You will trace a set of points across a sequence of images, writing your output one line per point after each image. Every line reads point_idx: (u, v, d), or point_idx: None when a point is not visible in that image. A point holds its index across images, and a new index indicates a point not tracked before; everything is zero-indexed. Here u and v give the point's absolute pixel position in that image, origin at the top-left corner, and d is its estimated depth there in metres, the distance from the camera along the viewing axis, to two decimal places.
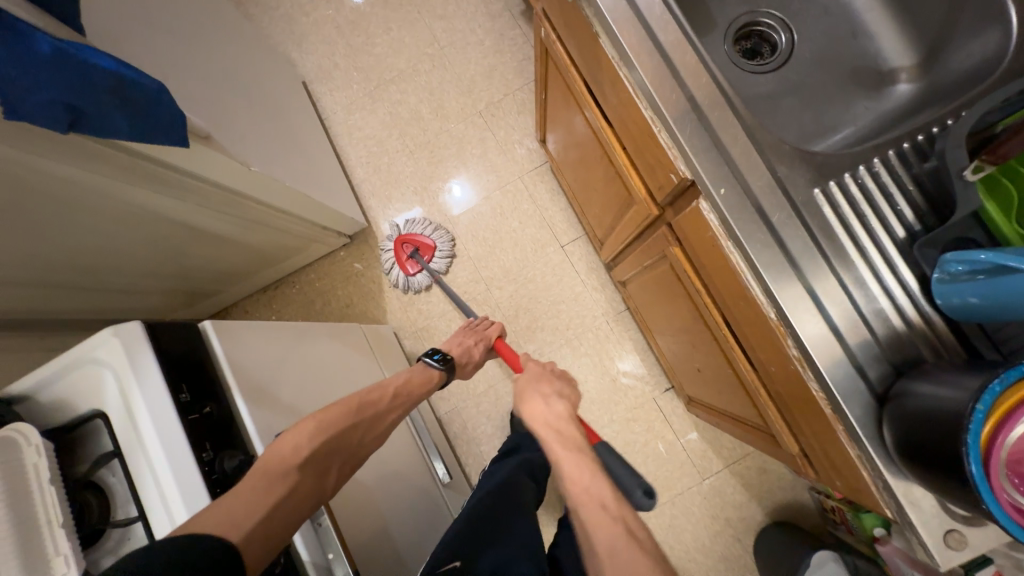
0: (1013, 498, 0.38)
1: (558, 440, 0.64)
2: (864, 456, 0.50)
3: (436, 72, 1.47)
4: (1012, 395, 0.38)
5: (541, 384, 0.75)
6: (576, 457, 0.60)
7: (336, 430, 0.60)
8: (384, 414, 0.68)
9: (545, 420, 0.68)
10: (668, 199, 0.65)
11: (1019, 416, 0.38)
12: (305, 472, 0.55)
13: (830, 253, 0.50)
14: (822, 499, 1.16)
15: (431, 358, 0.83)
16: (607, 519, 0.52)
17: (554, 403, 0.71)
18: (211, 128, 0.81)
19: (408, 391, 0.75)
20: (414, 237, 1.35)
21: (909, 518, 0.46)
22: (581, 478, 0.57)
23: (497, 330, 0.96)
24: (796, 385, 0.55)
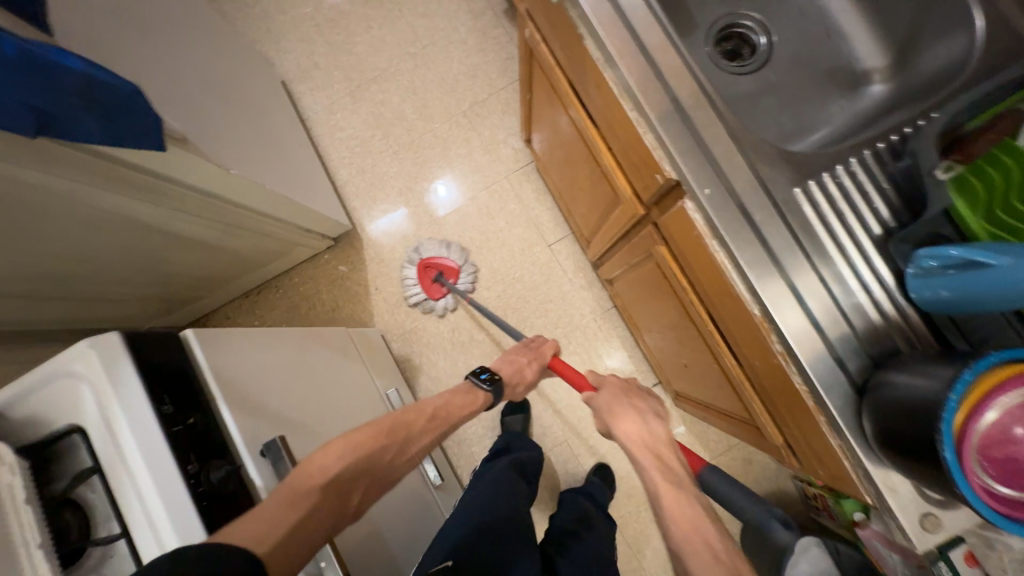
0: (983, 481, 0.40)
1: (659, 468, 0.63)
2: (845, 446, 0.51)
3: (419, 72, 1.46)
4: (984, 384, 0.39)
5: (630, 401, 0.74)
6: (678, 490, 0.60)
7: (365, 451, 0.61)
8: (419, 436, 0.69)
9: (636, 440, 0.67)
10: (653, 198, 0.66)
11: (988, 404, 0.40)
12: (330, 491, 0.55)
13: (810, 250, 0.52)
14: (804, 486, 1.20)
15: (480, 380, 0.82)
16: (712, 560, 0.52)
17: (650, 425, 0.70)
18: (188, 130, 0.79)
19: (448, 412, 0.75)
20: (437, 259, 1.31)
21: (888, 504, 0.48)
22: (688, 515, 0.56)
23: (552, 349, 0.93)
24: (780, 379, 0.57)
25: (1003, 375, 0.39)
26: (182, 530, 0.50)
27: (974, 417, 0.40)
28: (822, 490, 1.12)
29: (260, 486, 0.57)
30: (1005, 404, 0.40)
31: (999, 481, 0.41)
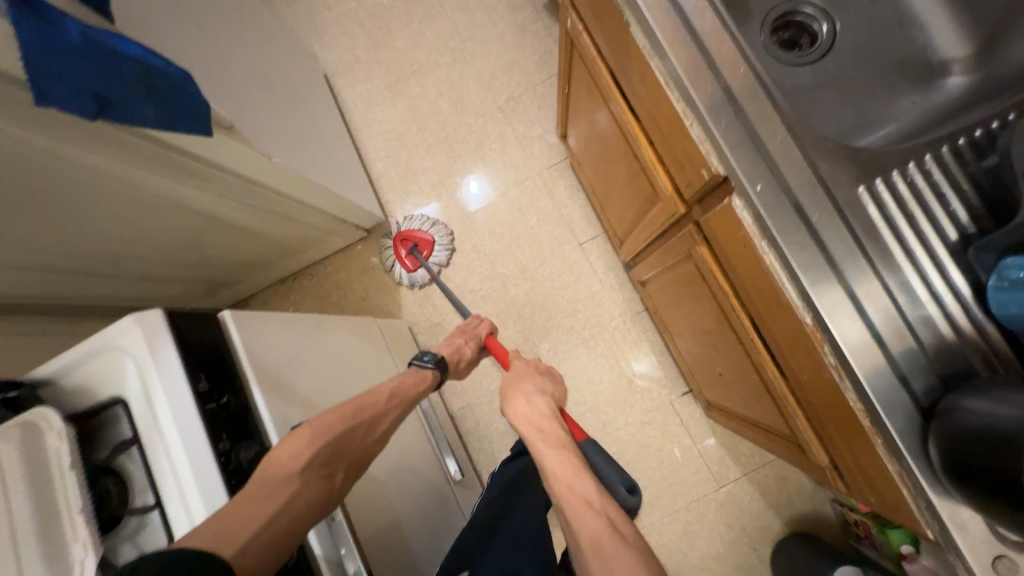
0: None
1: (541, 436, 0.63)
2: (904, 473, 0.47)
3: (457, 66, 1.46)
4: None
5: (520, 382, 0.75)
6: (559, 450, 0.59)
7: (334, 435, 0.57)
8: (384, 414, 0.65)
9: (524, 418, 0.66)
10: (697, 195, 0.62)
11: None
12: (304, 482, 0.53)
13: (874, 255, 0.47)
14: (844, 510, 1.13)
15: (423, 360, 0.78)
16: (590, 513, 0.51)
17: (535, 400, 0.71)
18: (236, 119, 0.81)
19: (404, 390, 0.70)
20: (414, 232, 1.34)
21: (955, 542, 0.43)
22: (563, 471, 0.56)
23: (488, 328, 0.96)
24: (831, 395, 0.52)
25: None
26: (210, 506, 0.51)
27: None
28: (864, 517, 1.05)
29: None
30: None
31: None
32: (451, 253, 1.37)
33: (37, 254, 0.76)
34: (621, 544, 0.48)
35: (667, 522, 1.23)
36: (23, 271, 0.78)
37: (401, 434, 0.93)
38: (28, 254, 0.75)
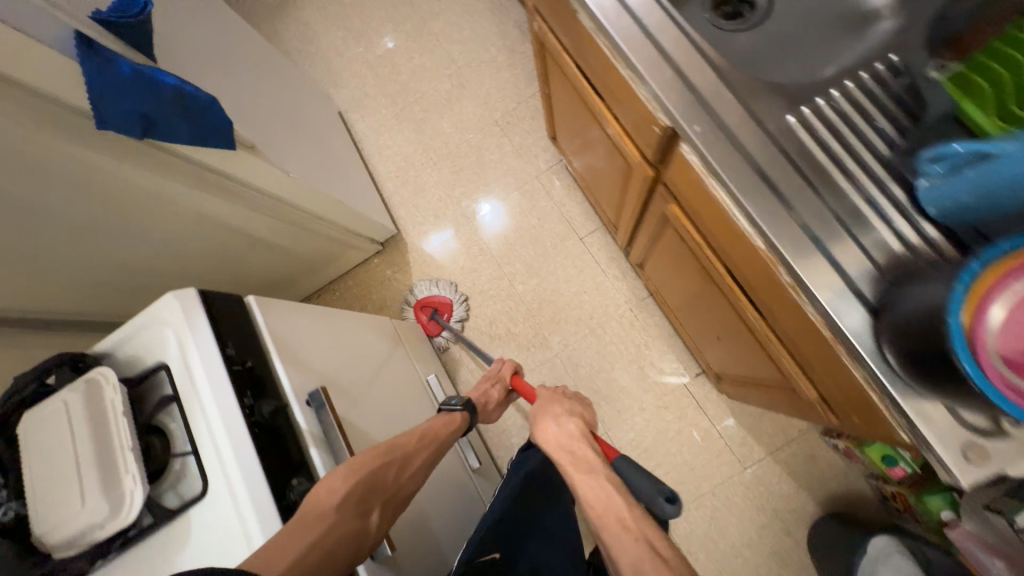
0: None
1: (573, 462, 0.67)
2: (869, 377, 0.48)
3: (455, 90, 1.60)
4: (986, 279, 0.36)
5: (549, 409, 0.78)
6: (593, 479, 0.62)
7: (368, 472, 0.63)
8: (414, 454, 0.72)
9: (554, 444, 0.71)
10: (657, 155, 0.68)
11: (992, 300, 0.36)
12: (342, 514, 0.57)
13: (810, 175, 0.52)
14: (879, 484, 1.07)
15: (451, 404, 0.87)
16: (628, 538, 0.53)
17: (565, 422, 0.74)
18: (256, 140, 0.94)
19: (435, 431, 0.79)
20: (431, 298, 1.42)
21: (923, 436, 0.44)
22: (599, 498, 0.59)
23: (512, 368, 1.01)
24: (795, 315, 0.55)
25: (1003, 268, 0.36)
26: (236, 452, 0.57)
27: (1001, 282, 0.36)
28: (900, 487, 1.00)
29: (304, 430, 0.64)
30: (1011, 299, 0.36)
31: None
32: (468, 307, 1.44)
33: (97, 266, 0.89)
34: (660, 565, 0.50)
35: (694, 509, 1.20)
36: (87, 286, 0.91)
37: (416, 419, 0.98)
38: (89, 266, 0.88)
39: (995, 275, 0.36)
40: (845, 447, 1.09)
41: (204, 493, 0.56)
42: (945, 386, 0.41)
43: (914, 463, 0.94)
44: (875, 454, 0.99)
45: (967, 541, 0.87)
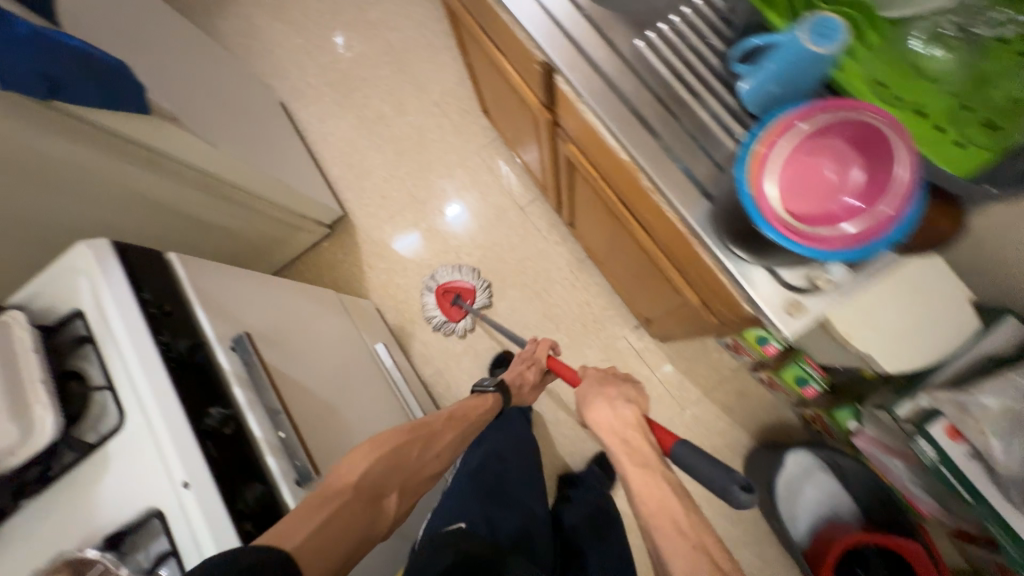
0: (820, 233, 0.42)
1: (627, 452, 0.63)
2: (715, 258, 0.56)
3: (395, 76, 1.64)
4: (750, 163, 0.44)
5: (603, 388, 0.74)
6: (646, 470, 0.60)
7: (389, 451, 0.70)
8: (441, 434, 0.79)
9: (607, 428, 0.67)
10: (547, 96, 0.74)
11: (760, 178, 0.43)
12: (361, 489, 0.64)
13: (659, 90, 0.59)
14: (801, 411, 1.15)
15: (483, 386, 0.95)
16: (684, 543, 0.52)
17: (621, 408, 0.69)
18: (176, 110, 0.96)
19: (464, 412, 0.87)
20: (453, 283, 1.40)
21: (755, 300, 0.52)
22: (654, 492, 0.57)
23: (547, 348, 1.03)
24: (661, 217, 0.62)
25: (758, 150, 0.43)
26: (152, 384, 0.59)
27: (771, 145, 0.43)
28: (817, 408, 1.08)
29: (229, 371, 0.66)
30: (774, 170, 0.43)
31: (832, 226, 0.42)
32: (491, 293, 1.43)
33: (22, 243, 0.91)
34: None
35: None
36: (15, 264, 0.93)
37: (358, 377, 1.01)
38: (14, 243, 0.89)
39: (754, 157, 0.43)
40: (768, 377, 1.17)
41: (122, 424, 0.58)
42: (756, 247, 0.49)
43: (823, 381, 1.03)
44: (790, 378, 1.08)
45: (871, 447, 0.95)
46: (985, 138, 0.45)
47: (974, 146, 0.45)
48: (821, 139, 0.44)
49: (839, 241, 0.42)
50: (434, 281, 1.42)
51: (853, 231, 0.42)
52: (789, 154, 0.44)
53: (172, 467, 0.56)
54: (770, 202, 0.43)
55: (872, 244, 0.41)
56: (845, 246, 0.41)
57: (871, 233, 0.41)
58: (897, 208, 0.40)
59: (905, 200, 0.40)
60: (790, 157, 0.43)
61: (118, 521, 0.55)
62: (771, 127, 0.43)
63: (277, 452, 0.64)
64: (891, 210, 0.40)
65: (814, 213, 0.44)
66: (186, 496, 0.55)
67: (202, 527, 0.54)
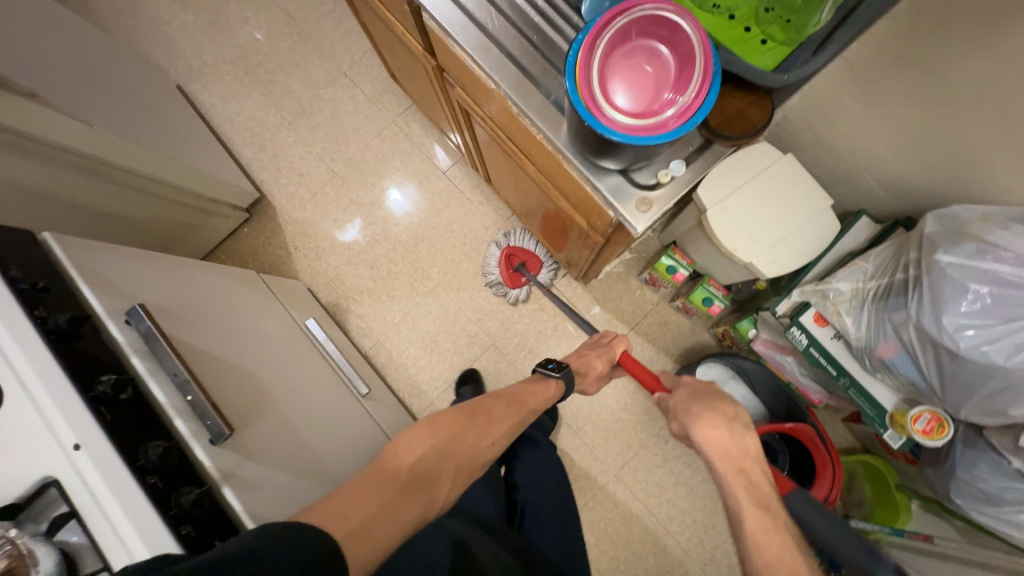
0: (648, 123, 0.47)
1: (745, 487, 0.59)
2: (578, 171, 0.60)
3: (298, 47, 1.58)
4: (575, 76, 0.47)
5: (717, 407, 0.69)
6: (767, 516, 0.55)
7: (447, 436, 0.69)
8: (499, 422, 0.76)
9: (719, 449, 0.63)
10: (424, 39, 0.75)
11: (588, 89, 0.47)
12: (416, 473, 0.63)
13: (515, 18, 0.61)
14: (715, 330, 1.27)
15: (549, 369, 0.89)
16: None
17: (742, 436, 0.64)
18: (40, 89, 0.89)
19: (521, 396, 0.83)
20: (522, 249, 1.35)
21: (611, 202, 0.57)
22: (774, 544, 0.53)
23: (622, 346, 1.01)
24: (536, 143, 0.66)
25: (577, 64, 0.47)
26: (31, 357, 0.57)
27: (589, 52, 0.46)
28: (726, 324, 1.19)
29: (123, 343, 0.64)
30: (597, 79, 0.47)
31: (657, 115, 0.48)
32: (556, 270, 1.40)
33: None
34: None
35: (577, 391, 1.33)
36: None
37: (283, 348, 1.01)
38: None
39: (576, 70, 0.47)
40: (683, 304, 1.27)
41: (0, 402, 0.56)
42: (600, 150, 0.53)
43: (725, 298, 1.15)
44: (698, 301, 1.18)
45: (768, 348, 1.07)
46: (780, 33, 0.51)
47: (770, 41, 0.51)
48: (629, 42, 0.49)
49: (664, 126, 0.47)
50: (505, 241, 1.37)
51: (672, 113, 0.47)
52: (605, 58, 0.48)
53: (61, 433, 0.55)
54: (602, 107, 0.47)
55: (690, 120, 0.46)
56: (671, 129, 0.46)
57: (686, 113, 0.46)
58: (702, 85, 0.45)
59: (703, 78, 0.45)
60: (608, 65, 0.48)
61: (9, 495, 0.54)
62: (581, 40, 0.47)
63: (186, 412, 0.64)
64: (697, 89, 0.45)
65: (639, 108, 0.49)
66: (79, 457, 0.55)
67: (103, 486, 0.54)
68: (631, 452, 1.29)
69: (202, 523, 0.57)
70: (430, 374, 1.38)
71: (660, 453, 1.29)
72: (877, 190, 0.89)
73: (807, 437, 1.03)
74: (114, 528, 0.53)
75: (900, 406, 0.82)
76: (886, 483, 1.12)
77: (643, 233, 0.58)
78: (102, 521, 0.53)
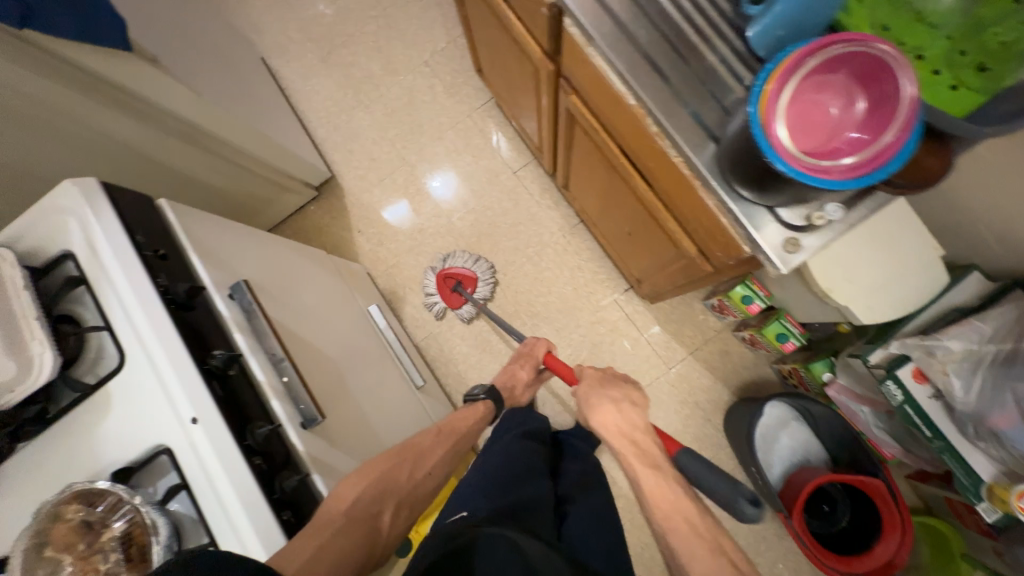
0: (823, 165, 0.45)
1: (636, 454, 0.66)
2: (717, 200, 0.57)
3: (383, 32, 1.58)
4: (759, 107, 0.45)
5: (607, 391, 0.77)
6: (658, 473, 0.63)
7: (380, 475, 0.66)
8: (431, 449, 0.76)
9: (615, 429, 0.71)
10: (553, 43, 0.73)
11: (773, 118, 0.45)
12: (353, 516, 0.60)
13: (668, 32, 0.59)
14: (780, 367, 1.23)
15: (474, 394, 0.92)
16: (700, 545, 0.54)
17: (628, 412, 0.73)
18: (161, 56, 0.92)
19: (454, 425, 0.83)
20: (457, 270, 1.37)
21: (754, 237, 0.54)
22: (666, 497, 0.60)
23: (543, 348, 1.06)
24: (664, 163, 0.63)
25: (765, 92, 0.45)
26: (155, 326, 0.58)
27: (780, 83, 0.44)
28: (795, 363, 1.15)
29: (227, 317, 0.64)
30: (784, 112, 0.45)
31: (833, 159, 0.45)
32: (493, 287, 1.40)
33: (18, 201, 0.87)
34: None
35: None
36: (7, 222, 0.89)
37: (354, 334, 1.01)
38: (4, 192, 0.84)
39: (762, 101, 0.45)
40: (750, 336, 1.23)
41: (121, 366, 0.57)
42: (758, 186, 0.51)
43: (802, 336, 1.10)
44: (772, 335, 1.13)
45: (842, 395, 1.01)
46: (973, 79, 0.47)
47: (962, 86, 0.47)
48: (823, 75, 0.46)
49: (829, 172, 0.44)
50: (441, 264, 1.38)
51: (852, 162, 0.44)
52: (802, 81, 0.46)
53: (179, 406, 0.56)
54: (782, 139, 0.45)
55: (872, 172, 0.44)
56: (839, 179, 0.44)
57: (869, 162, 0.44)
58: (898, 136, 0.42)
59: (899, 137, 0.42)
60: (794, 98, 0.45)
61: (124, 457, 0.55)
62: (774, 71, 0.45)
63: (280, 396, 0.64)
64: (893, 138, 0.42)
65: (811, 146, 0.47)
66: (195, 432, 0.55)
67: (215, 462, 0.55)
68: None
69: (297, 511, 0.58)
70: (479, 372, 1.38)
71: None
72: (992, 245, 0.84)
73: (876, 491, 0.98)
74: (223, 504, 0.54)
75: (998, 478, 0.77)
76: (950, 550, 1.04)
77: (782, 274, 0.55)
78: (212, 498, 0.54)
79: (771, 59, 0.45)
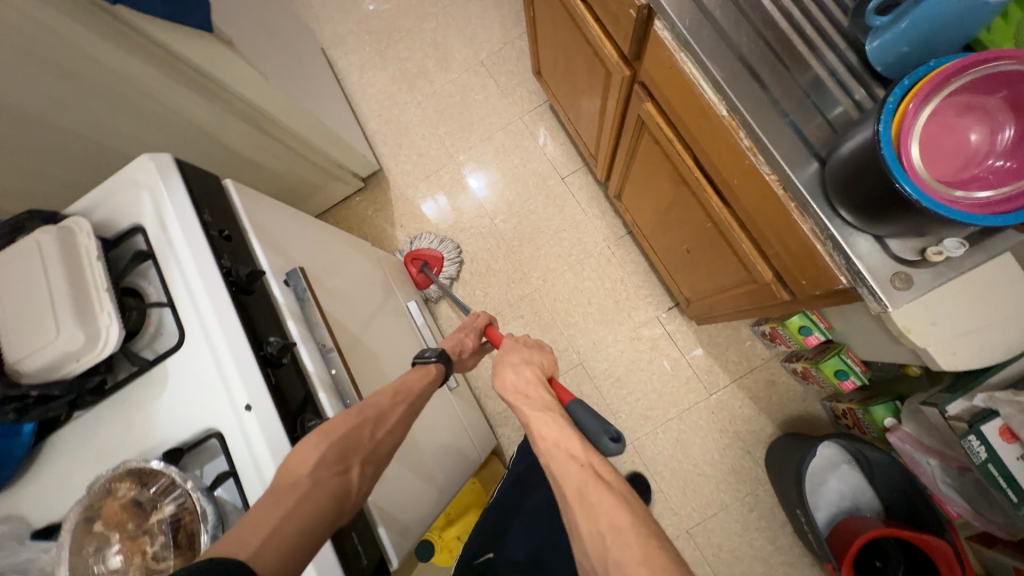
0: (956, 195, 0.40)
1: (531, 404, 0.55)
2: (814, 224, 0.53)
3: (442, 29, 1.58)
4: (892, 124, 0.41)
5: (508, 355, 0.63)
6: (550, 415, 0.52)
7: (343, 435, 0.53)
8: (389, 412, 0.59)
9: (514, 390, 0.58)
10: (634, 47, 0.70)
11: (908, 139, 0.41)
12: (317, 480, 0.49)
13: (772, 40, 0.55)
14: (833, 405, 1.16)
15: (424, 355, 0.72)
16: (573, 465, 0.45)
17: (524, 368, 0.61)
18: (235, 38, 0.94)
19: (408, 387, 0.64)
20: (424, 250, 1.37)
21: (857, 267, 0.50)
22: (553, 431, 0.49)
23: (485, 317, 0.86)
24: (749, 178, 0.60)
25: (902, 110, 0.41)
26: (216, 307, 0.57)
27: (920, 102, 0.40)
28: (851, 402, 1.08)
29: (282, 303, 0.64)
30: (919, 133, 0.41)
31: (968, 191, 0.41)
32: (460, 266, 1.42)
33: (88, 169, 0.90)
34: (604, 487, 0.42)
35: (661, 431, 1.26)
36: (77, 188, 0.92)
37: (395, 330, 1.00)
38: (73, 158, 0.87)
39: (897, 120, 0.41)
40: (802, 369, 1.15)
41: (180, 343, 0.57)
42: (863, 212, 0.47)
43: (864, 375, 1.02)
44: (828, 371, 1.05)
45: (905, 443, 0.95)
46: None
47: None
48: (967, 97, 0.41)
49: (959, 204, 0.40)
50: (408, 247, 1.40)
51: (991, 196, 0.40)
52: (943, 102, 0.42)
53: (235, 390, 0.55)
54: (915, 162, 0.41)
55: (1010, 209, 0.39)
56: (971, 212, 0.40)
57: (1008, 199, 0.39)
58: None
59: None
60: (931, 120, 0.41)
61: (175, 437, 0.55)
62: (913, 89, 0.41)
63: (327, 387, 0.63)
64: None
65: (941, 173, 0.43)
66: (248, 418, 0.54)
67: (264, 452, 0.53)
68: (709, 511, 1.20)
69: None
70: None
71: (741, 519, 1.18)
72: None
73: (941, 554, 0.87)
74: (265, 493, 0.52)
75: None
76: None
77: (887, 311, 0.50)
78: (258, 487, 0.53)
79: (909, 75, 0.41)
